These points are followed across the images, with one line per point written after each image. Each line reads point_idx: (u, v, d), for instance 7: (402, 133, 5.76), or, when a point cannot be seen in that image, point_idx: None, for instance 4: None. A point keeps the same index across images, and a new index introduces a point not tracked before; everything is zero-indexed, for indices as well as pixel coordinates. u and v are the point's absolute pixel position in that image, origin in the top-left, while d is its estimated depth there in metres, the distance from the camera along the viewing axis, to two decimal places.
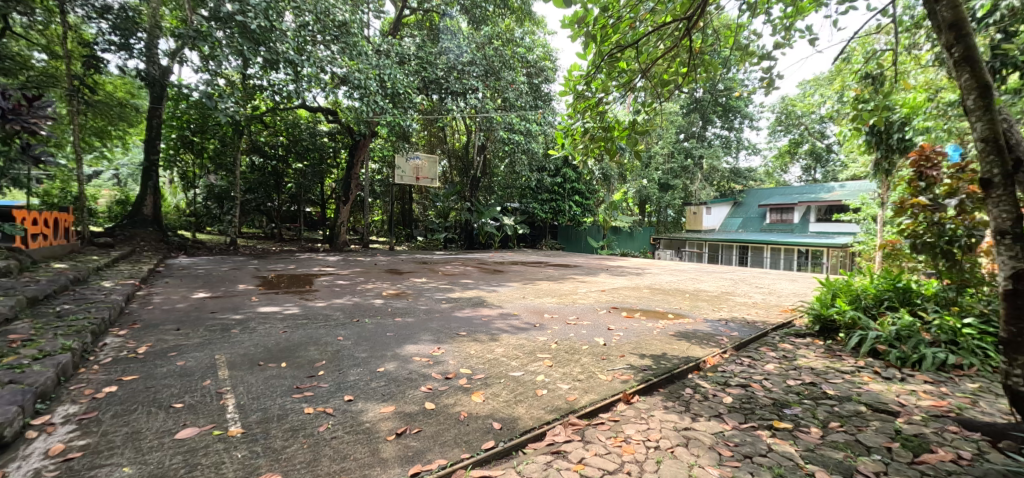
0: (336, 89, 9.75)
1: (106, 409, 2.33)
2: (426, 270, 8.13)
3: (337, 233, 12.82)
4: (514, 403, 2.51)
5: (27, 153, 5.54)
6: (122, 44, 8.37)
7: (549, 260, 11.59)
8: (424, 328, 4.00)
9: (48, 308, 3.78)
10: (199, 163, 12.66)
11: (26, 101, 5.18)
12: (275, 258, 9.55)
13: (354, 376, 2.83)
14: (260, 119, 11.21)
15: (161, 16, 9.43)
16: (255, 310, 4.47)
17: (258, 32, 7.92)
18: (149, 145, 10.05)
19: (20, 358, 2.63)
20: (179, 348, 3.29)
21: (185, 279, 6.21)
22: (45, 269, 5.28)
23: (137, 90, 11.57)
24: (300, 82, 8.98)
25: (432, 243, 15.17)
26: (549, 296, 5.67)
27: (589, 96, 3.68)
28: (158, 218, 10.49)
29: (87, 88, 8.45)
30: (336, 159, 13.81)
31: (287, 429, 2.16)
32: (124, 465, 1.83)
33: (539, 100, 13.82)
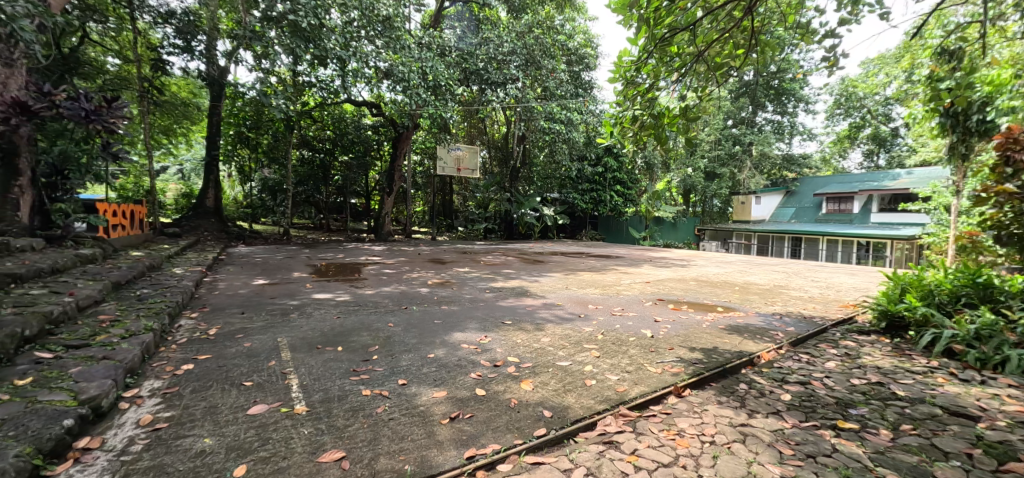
0: (380, 82, 9.95)
1: (186, 385, 2.53)
2: (469, 260, 8.28)
3: (382, 224, 13.21)
4: (563, 392, 2.51)
5: (107, 151, 6.11)
6: (184, 47, 8.92)
7: (590, 250, 11.51)
8: (470, 316, 4.08)
9: (130, 292, 4.14)
10: (254, 158, 13.14)
11: (106, 102, 5.62)
12: (325, 248, 10.02)
13: (406, 361, 2.92)
14: (310, 114, 11.61)
15: (219, 18, 9.87)
16: (309, 296, 4.70)
17: (309, 30, 8.15)
18: (210, 140, 10.72)
19: (111, 338, 2.91)
20: (245, 330, 3.51)
21: (245, 267, 6.61)
22: (126, 257, 5.80)
23: (199, 89, 12.33)
24: (346, 76, 9.18)
25: (472, 234, 15.45)
26: (591, 286, 5.63)
27: (640, 83, 3.53)
28: (219, 210, 11.17)
29: (155, 89, 9.05)
30: (381, 152, 14.20)
31: (348, 409, 2.27)
32: (205, 437, 2.01)
33: (579, 88, 13.58)
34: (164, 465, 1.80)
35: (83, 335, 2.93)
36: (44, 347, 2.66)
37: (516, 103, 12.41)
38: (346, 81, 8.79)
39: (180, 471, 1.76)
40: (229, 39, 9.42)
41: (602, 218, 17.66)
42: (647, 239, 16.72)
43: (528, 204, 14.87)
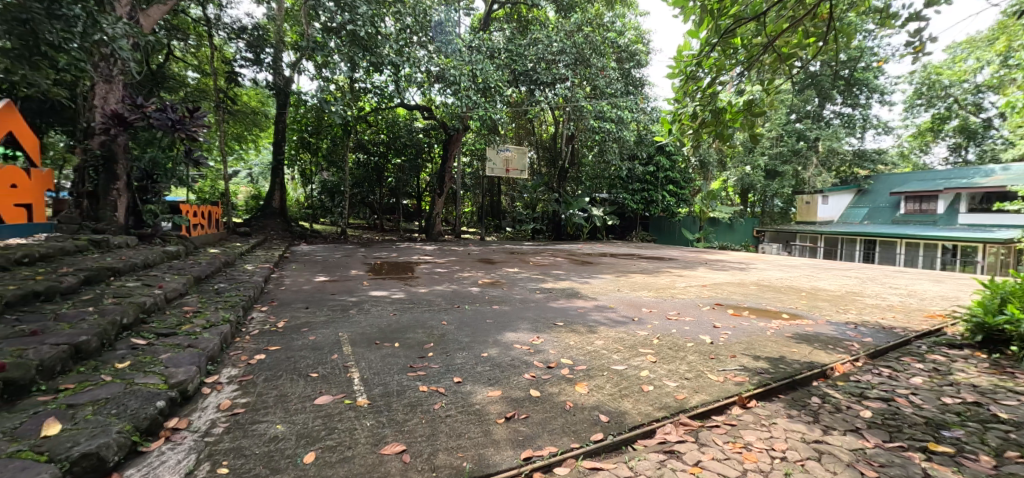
0: (431, 86, 10.23)
1: (259, 374, 2.72)
2: (518, 260, 8.34)
3: (433, 224, 13.59)
4: (619, 396, 2.46)
5: (189, 157, 6.77)
6: (255, 59, 9.64)
7: (641, 252, 11.20)
8: (521, 316, 4.09)
9: (210, 286, 4.52)
10: (314, 161, 13.97)
11: (188, 113, 6.18)
12: (379, 247, 10.45)
13: (461, 359, 2.98)
14: (366, 119, 12.15)
15: (285, 31, 10.57)
16: (367, 293, 4.91)
17: (366, 38, 8.44)
18: (277, 146, 11.49)
19: (194, 328, 3.19)
20: (310, 324, 3.72)
21: (308, 264, 7.03)
22: (205, 254, 6.35)
23: (267, 98, 13.27)
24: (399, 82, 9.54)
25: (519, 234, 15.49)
26: (643, 289, 5.48)
27: (701, 77, 3.41)
28: (284, 211, 11.94)
29: (230, 100, 9.85)
30: (432, 154, 14.59)
31: (406, 404, 2.35)
32: (277, 423, 2.14)
33: (630, 85, 13.31)
34: (242, 448, 1.94)
35: (171, 324, 3.23)
36: (139, 335, 2.95)
37: (565, 103, 12.33)
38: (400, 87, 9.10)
39: (256, 454, 1.89)
40: (294, 51, 10.06)
41: (653, 219, 17.39)
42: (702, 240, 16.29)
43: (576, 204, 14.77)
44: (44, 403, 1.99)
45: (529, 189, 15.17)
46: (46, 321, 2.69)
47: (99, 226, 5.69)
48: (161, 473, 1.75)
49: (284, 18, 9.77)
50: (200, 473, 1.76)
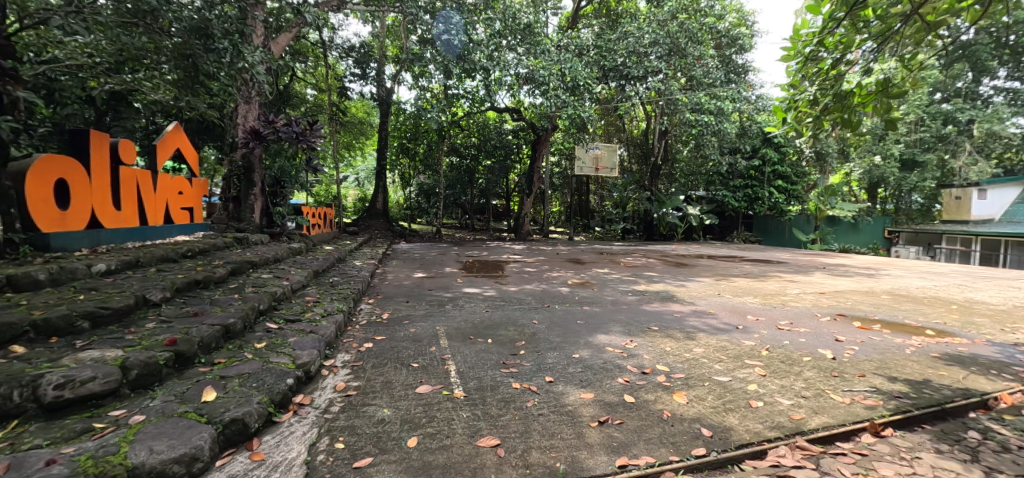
0: (520, 88, 10.44)
1: (367, 360, 3.01)
2: (607, 261, 8.17)
3: (521, 224, 13.91)
4: (723, 410, 2.29)
5: (309, 165, 7.59)
6: (362, 74, 10.67)
7: (743, 254, 10.30)
8: (612, 319, 4.00)
9: (327, 279, 5.11)
10: (412, 166, 15.08)
11: (309, 126, 7.05)
12: (470, 246, 10.93)
13: (552, 359, 3.00)
14: (459, 123, 12.80)
15: (388, 46, 11.55)
16: (461, 290, 5.18)
17: (460, 47, 8.76)
18: (381, 152, 12.64)
19: (315, 316, 3.63)
20: (410, 317, 4.03)
21: (407, 261, 7.62)
22: (322, 250, 7.20)
23: (372, 109, 14.63)
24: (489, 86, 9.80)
25: (609, 234, 15.27)
26: (748, 295, 5.02)
27: (823, 58, 3.05)
28: (386, 211, 13.07)
29: (342, 112, 11.05)
30: (520, 154, 14.87)
31: (500, 399, 2.43)
32: (384, 407, 2.36)
33: (731, 73, 12.34)
34: (355, 426, 2.17)
35: (297, 311, 3.73)
36: (273, 320, 3.45)
37: (657, 96, 11.76)
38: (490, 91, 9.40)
39: (366, 434, 2.10)
40: (394, 64, 10.98)
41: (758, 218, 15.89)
42: (817, 242, 14.49)
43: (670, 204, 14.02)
44: (204, 373, 2.42)
45: (619, 188, 14.74)
46: (205, 305, 3.27)
47: (241, 226, 6.73)
48: (290, 442, 2.03)
49: (386, 34, 10.71)
50: (321, 446, 2.00)
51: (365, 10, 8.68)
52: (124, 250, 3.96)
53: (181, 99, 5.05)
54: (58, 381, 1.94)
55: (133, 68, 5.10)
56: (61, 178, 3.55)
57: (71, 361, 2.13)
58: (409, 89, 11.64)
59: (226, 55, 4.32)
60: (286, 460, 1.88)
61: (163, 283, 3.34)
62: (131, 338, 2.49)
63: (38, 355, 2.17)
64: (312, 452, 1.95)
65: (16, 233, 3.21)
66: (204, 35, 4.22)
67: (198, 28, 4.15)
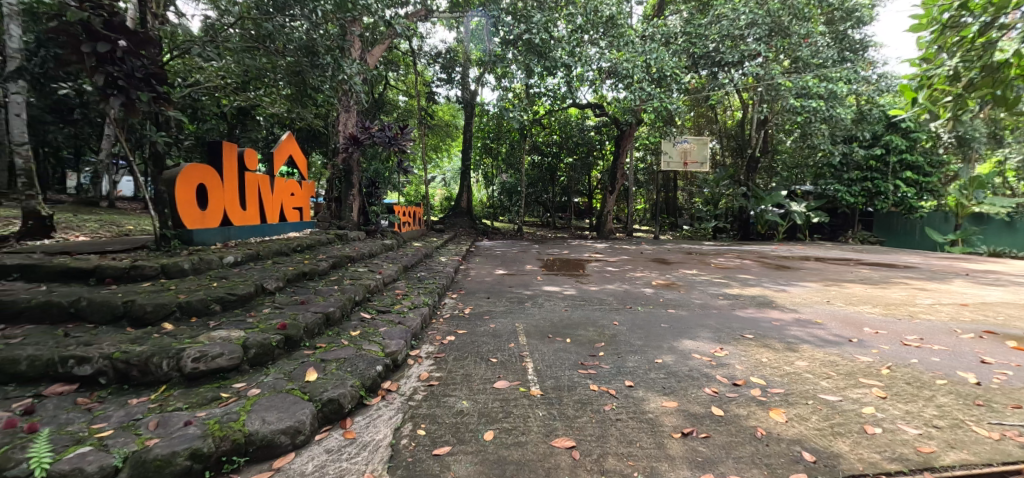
0: (603, 83, 10.23)
1: (449, 353, 3.13)
2: (696, 261, 7.67)
3: (603, 222, 13.64)
4: (830, 434, 2.00)
5: (400, 167, 8.14)
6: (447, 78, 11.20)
7: (861, 257, 9.03)
8: (701, 323, 3.73)
9: (415, 274, 5.44)
10: (495, 165, 15.52)
11: (399, 130, 7.56)
12: (551, 244, 10.99)
13: (633, 363, 2.88)
14: (540, 122, 12.88)
15: (472, 50, 11.99)
16: (540, 288, 5.21)
17: (541, 45, 8.77)
18: (465, 153, 13.19)
19: (403, 308, 3.88)
20: (491, 313, 4.13)
21: (489, 258, 7.85)
22: (411, 247, 7.69)
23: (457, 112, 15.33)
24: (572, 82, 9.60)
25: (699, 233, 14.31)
26: (867, 303, 4.38)
27: (967, 26, 2.54)
28: (470, 210, 13.64)
29: (430, 116, 11.70)
30: (602, 151, 14.53)
31: (577, 401, 2.38)
32: (463, 399, 2.43)
33: (845, 50, 10.91)
34: (436, 415, 2.27)
35: (388, 303, 4.01)
36: (366, 310, 3.75)
37: (756, 82, 10.77)
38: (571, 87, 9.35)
39: (446, 423, 2.18)
40: (478, 67, 11.41)
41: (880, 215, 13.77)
42: (958, 242, 12.01)
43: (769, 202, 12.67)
44: (308, 356, 2.70)
45: (710, 183, 13.74)
46: (311, 294, 3.65)
47: (342, 224, 7.44)
48: (378, 425, 2.18)
49: (471, 39, 11.16)
50: (404, 430, 2.11)
51: (451, 18, 9.13)
52: (249, 244, 4.58)
53: (293, 111, 5.69)
54: (195, 355, 2.30)
55: (256, 87, 5.86)
56: (201, 183, 4.21)
57: (205, 338, 2.50)
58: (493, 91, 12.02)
59: (328, 69, 4.74)
60: (374, 441, 2.02)
61: (278, 273, 3.79)
62: (251, 322, 2.86)
63: (183, 332, 2.58)
64: (396, 436, 2.07)
65: (168, 230, 3.87)
66: (311, 53, 4.68)
67: (307, 46, 4.61)
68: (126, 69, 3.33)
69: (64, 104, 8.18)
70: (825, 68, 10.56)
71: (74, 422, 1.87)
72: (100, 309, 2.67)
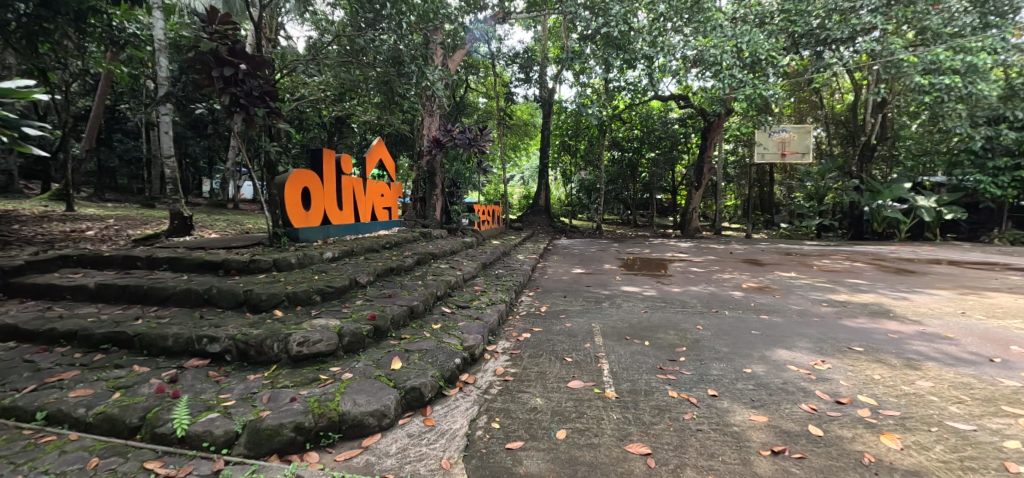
0: (688, 72, 9.66)
1: (525, 350, 3.18)
2: (796, 263, 6.94)
3: (688, 220, 12.93)
4: (962, 469, 1.70)
5: (480, 167, 8.40)
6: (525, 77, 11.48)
7: (1016, 261, 7.51)
8: (799, 332, 3.38)
9: (493, 271, 5.60)
10: (573, 163, 15.50)
11: (479, 131, 7.73)
12: (631, 243, 10.65)
13: (718, 371, 2.68)
14: (619, 116, 12.49)
15: (549, 48, 12.04)
16: (619, 288, 5.08)
17: (620, 37, 8.50)
18: (543, 151, 13.34)
19: (481, 303, 4.01)
20: (567, 312, 4.12)
21: (567, 257, 7.83)
22: (490, 244, 7.93)
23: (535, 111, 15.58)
24: (653, 73, 9.23)
25: (801, 232, 13.02)
26: (1020, 317, 3.64)
27: None
28: (548, 208, 13.77)
29: (509, 117, 11.96)
30: (687, 145, 13.74)
31: (654, 406, 2.28)
32: (537, 396, 2.45)
33: (990, 13, 9.17)
34: (510, 410, 2.31)
35: (467, 299, 4.17)
36: (447, 304, 3.93)
37: (871, 60, 9.48)
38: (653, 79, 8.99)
39: (520, 419, 2.21)
40: (555, 65, 11.43)
41: None
42: None
43: (890, 195, 10.97)
44: (394, 346, 2.90)
45: (814, 176, 12.51)
46: (397, 288, 3.92)
47: (427, 222, 7.90)
48: (456, 414, 2.28)
49: (548, 37, 11.20)
50: (480, 422, 2.18)
51: (528, 18, 9.25)
52: (344, 242, 5.03)
53: (382, 117, 6.18)
54: (300, 340, 2.58)
55: (351, 98, 6.41)
56: (306, 187, 4.71)
57: (308, 325, 2.80)
58: (570, 88, 11.98)
59: (413, 77, 5.05)
60: (451, 430, 2.12)
61: (369, 268, 4.12)
62: (346, 312, 3.14)
63: (290, 319, 2.91)
64: (472, 427, 2.15)
65: (280, 228, 4.40)
66: (397, 63, 5.04)
67: (394, 57, 4.99)
68: (246, 89, 3.83)
69: (203, 120, 9.66)
70: (960, 37, 9.06)
71: (207, 391, 2.21)
72: (227, 297, 3.12)
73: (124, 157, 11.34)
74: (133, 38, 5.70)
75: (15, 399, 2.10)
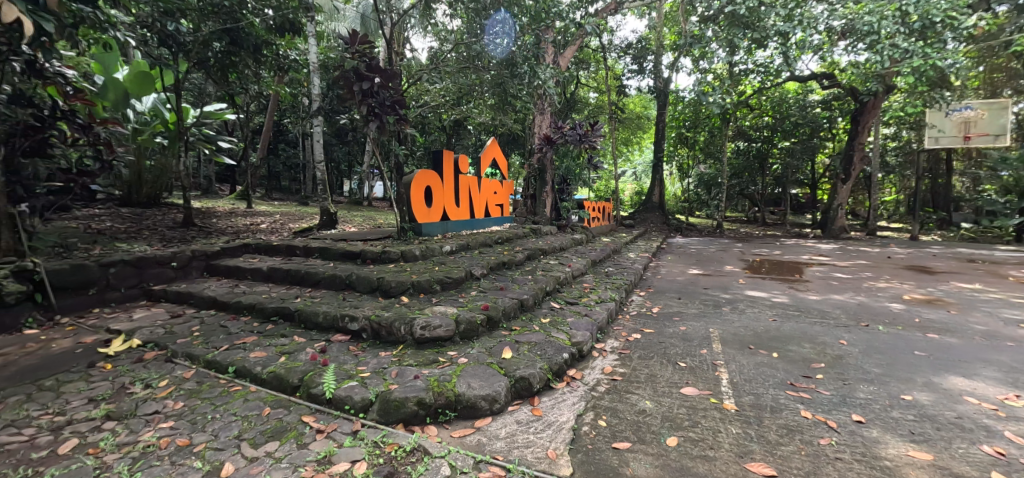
0: (834, 46, 8.36)
1: (635, 351, 3.10)
2: (988, 272, 5.57)
3: (831, 219, 11.23)
4: None
5: (591, 163, 8.31)
6: (639, 68, 11.15)
7: None
8: (987, 358, 2.73)
9: (603, 269, 5.53)
10: (692, 155, 14.58)
11: (591, 126, 7.61)
12: (759, 243, 9.63)
13: (865, 395, 2.31)
14: (747, 102, 11.24)
15: (665, 35, 11.40)
16: (742, 292, 4.64)
17: (748, 15, 7.67)
18: (657, 145, 12.74)
19: (590, 301, 4.00)
20: (682, 315, 3.90)
21: (682, 256, 7.38)
22: (599, 242, 7.84)
23: (649, 102, 15.00)
24: (788, 51, 8.18)
25: (993, 233, 10.43)
26: None
27: None
28: (662, 204, 13.12)
29: (619, 110, 11.62)
30: (831, 131, 11.90)
31: (782, 425, 2.06)
32: (646, 399, 2.38)
33: None
34: (617, 410, 2.28)
35: (576, 295, 4.19)
36: (556, 300, 4.00)
37: None
38: (789, 57, 8.00)
39: (628, 420, 2.17)
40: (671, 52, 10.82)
41: None
42: None
43: None
44: (505, 336, 3.05)
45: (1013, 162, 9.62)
46: (508, 282, 4.10)
47: (537, 219, 8.11)
48: (563, 407, 2.32)
49: (664, 23, 10.61)
50: (586, 418, 2.20)
51: (643, 6, 8.88)
52: (460, 236, 5.42)
53: (496, 118, 6.51)
54: (422, 324, 2.86)
55: (467, 101, 6.78)
56: (428, 186, 5.18)
57: (429, 312, 3.08)
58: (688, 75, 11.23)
59: (526, 77, 5.27)
60: (558, 422, 2.17)
61: (483, 261, 4.38)
62: (462, 302, 3.39)
63: (414, 306, 3.24)
64: (578, 421, 2.17)
65: (406, 223, 4.91)
66: (511, 64, 5.31)
67: (508, 59, 5.26)
68: (378, 100, 4.34)
69: (345, 129, 11.16)
70: None
71: (348, 362, 2.57)
72: (364, 283, 3.58)
73: (288, 163, 13.67)
74: (293, 63, 6.78)
75: (215, 355, 2.69)
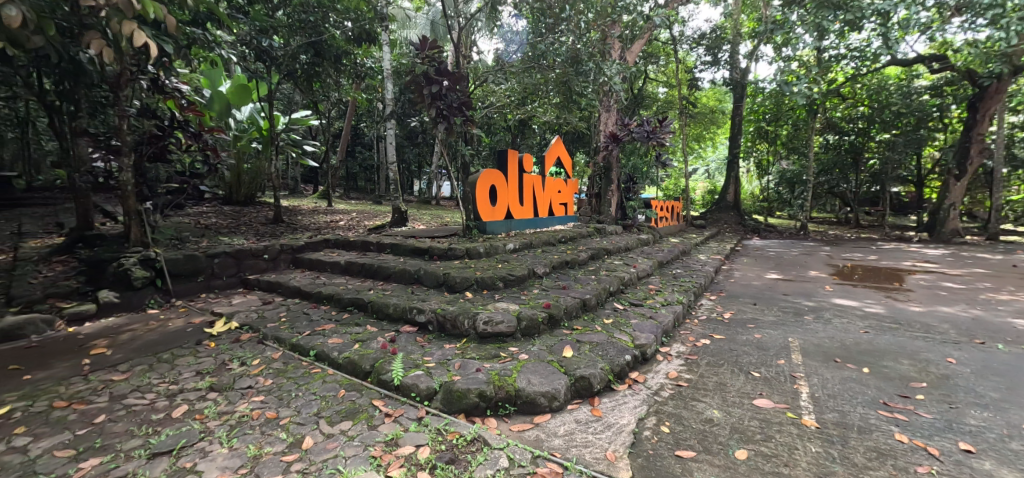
0: (948, 24, 7.34)
1: (703, 357, 2.96)
2: None
3: (943, 220, 9.85)
4: None
5: (659, 161, 8.00)
6: (714, 59, 10.56)
7: None
8: None
9: (670, 271, 5.33)
10: (773, 150, 13.54)
11: (659, 123, 7.32)
12: (851, 246, 8.70)
13: (977, 423, 2.02)
14: (838, 92, 10.22)
15: (743, 23, 10.69)
16: (829, 300, 4.24)
17: None
18: (732, 140, 11.98)
19: (655, 303, 3.88)
20: (757, 322, 3.64)
21: (759, 260, 6.88)
22: (666, 242, 7.54)
23: (724, 95, 14.15)
24: (889, 32, 7.31)
25: None
26: None
27: None
28: (737, 204, 12.29)
29: (691, 104, 11.07)
30: (944, 120, 10.44)
31: (872, 448, 1.87)
32: (714, 408, 2.28)
33: None
34: (682, 417, 2.20)
35: (640, 297, 4.08)
36: (619, 301, 3.92)
37: None
38: (891, 39, 7.14)
39: (693, 428, 2.09)
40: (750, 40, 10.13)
41: None
42: None
43: None
44: (566, 335, 3.06)
45: None
46: (570, 281, 4.10)
47: (601, 218, 7.98)
48: (623, 410, 2.29)
49: (741, 10, 9.95)
50: (648, 423, 2.15)
51: None
52: (523, 234, 5.49)
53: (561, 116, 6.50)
54: (485, 319, 2.95)
55: (533, 101, 6.53)
56: (493, 185, 5.30)
57: (492, 308, 3.17)
58: (768, 64, 10.43)
59: (591, 74, 5.18)
60: (619, 424, 2.14)
61: (545, 260, 4.41)
62: (524, 299, 3.45)
63: (478, 301, 3.35)
64: (640, 425, 2.13)
65: (471, 221, 5.07)
66: (575, 62, 5.25)
67: (573, 57, 5.21)
68: (447, 102, 4.51)
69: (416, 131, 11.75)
70: None
71: (415, 353, 2.73)
72: (431, 277, 3.77)
73: (364, 164, 14.68)
74: (369, 70, 7.27)
75: (300, 339, 2.97)
